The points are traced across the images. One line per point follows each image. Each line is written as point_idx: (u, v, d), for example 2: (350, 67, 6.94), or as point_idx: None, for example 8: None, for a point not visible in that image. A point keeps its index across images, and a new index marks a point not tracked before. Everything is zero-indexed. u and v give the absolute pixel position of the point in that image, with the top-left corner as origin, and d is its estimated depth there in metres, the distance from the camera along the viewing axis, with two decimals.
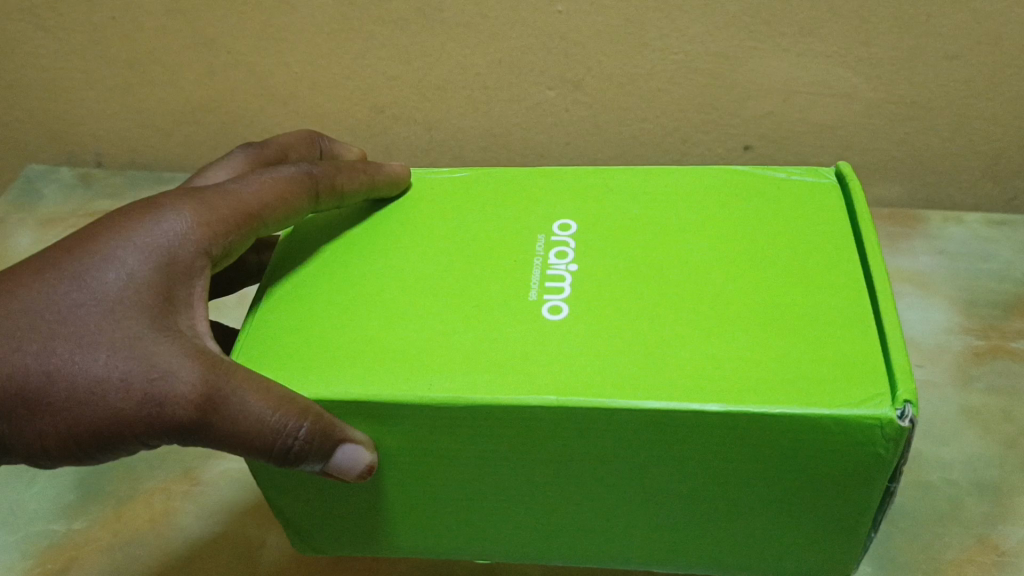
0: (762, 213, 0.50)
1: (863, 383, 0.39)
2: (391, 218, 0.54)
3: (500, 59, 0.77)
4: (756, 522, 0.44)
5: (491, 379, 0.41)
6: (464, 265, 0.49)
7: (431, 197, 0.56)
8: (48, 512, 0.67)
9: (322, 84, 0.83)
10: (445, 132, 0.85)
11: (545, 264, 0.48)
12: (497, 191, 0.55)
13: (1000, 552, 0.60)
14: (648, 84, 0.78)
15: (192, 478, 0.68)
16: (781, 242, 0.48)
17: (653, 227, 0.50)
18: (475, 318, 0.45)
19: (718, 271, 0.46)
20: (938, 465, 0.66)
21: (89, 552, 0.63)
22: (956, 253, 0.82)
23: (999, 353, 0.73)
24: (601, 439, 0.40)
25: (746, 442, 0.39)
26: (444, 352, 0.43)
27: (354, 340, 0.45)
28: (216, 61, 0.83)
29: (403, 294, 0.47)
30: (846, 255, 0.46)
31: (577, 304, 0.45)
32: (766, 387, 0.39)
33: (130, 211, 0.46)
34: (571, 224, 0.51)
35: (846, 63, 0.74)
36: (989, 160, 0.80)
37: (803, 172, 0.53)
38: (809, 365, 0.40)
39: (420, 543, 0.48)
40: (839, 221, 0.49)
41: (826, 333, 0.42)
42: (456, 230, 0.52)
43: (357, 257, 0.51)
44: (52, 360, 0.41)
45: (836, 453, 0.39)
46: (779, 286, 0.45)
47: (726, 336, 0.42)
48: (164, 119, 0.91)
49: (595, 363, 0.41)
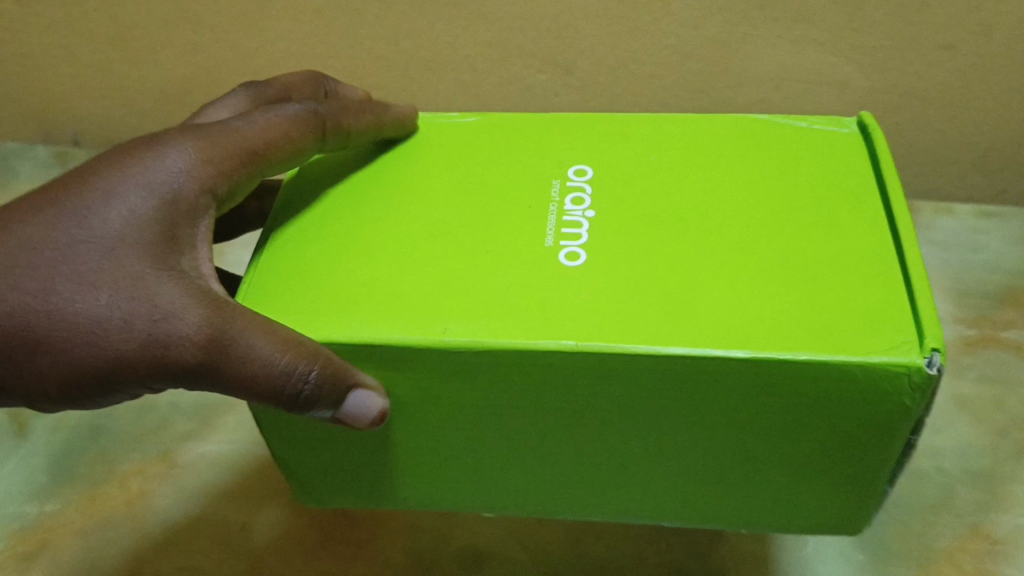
0: (799, 159, 0.46)
1: (899, 328, 0.36)
2: (402, 163, 0.48)
3: (489, 41, 0.76)
4: (795, 480, 0.40)
5: (508, 322, 0.37)
6: (472, 203, 0.45)
7: (438, 141, 0.50)
8: (18, 493, 0.62)
9: (306, 61, 0.80)
10: (434, 115, 0.83)
11: (560, 208, 0.44)
12: (509, 136, 0.49)
13: (992, 541, 0.58)
14: (638, 69, 0.77)
15: (171, 459, 0.64)
16: (809, 191, 0.43)
17: (674, 165, 0.46)
18: (486, 263, 0.41)
19: (750, 215, 0.42)
20: (929, 453, 0.64)
21: (63, 535, 0.59)
22: (947, 244, 0.80)
23: (990, 343, 0.71)
24: (621, 387, 0.37)
25: (801, 393, 0.36)
26: (455, 296, 0.39)
27: (351, 284, 0.40)
28: (200, 38, 0.81)
29: (401, 231, 0.43)
30: (866, 202, 0.42)
31: (596, 249, 0.41)
32: (831, 340, 0.35)
33: (131, 145, 0.42)
34: (587, 170, 0.46)
35: (838, 51, 0.74)
36: (979, 152, 0.80)
37: (823, 120, 0.48)
38: (843, 311, 0.37)
39: (427, 496, 0.44)
40: (858, 172, 0.44)
41: (891, 285, 0.38)
42: (463, 176, 0.47)
43: (366, 200, 0.46)
44: (50, 299, 0.38)
45: (865, 405, 0.36)
46: (809, 228, 0.41)
47: (772, 286, 0.38)
48: (148, 99, 0.87)
49: (616, 309, 0.37)
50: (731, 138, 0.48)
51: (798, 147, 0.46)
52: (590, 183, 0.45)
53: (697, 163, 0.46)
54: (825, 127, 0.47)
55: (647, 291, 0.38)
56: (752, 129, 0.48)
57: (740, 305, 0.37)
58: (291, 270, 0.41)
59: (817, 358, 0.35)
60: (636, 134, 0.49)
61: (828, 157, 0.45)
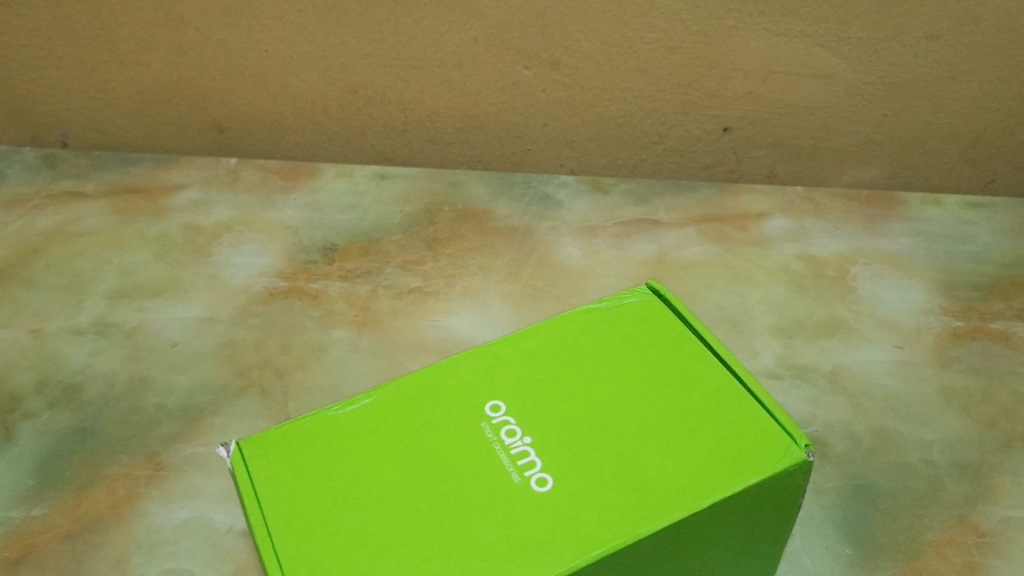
0: (645, 326, 0.56)
1: (778, 434, 0.49)
2: (334, 421, 0.51)
3: (475, 38, 0.76)
4: (739, 533, 0.49)
5: (552, 552, 0.44)
6: (428, 440, 0.50)
7: (351, 404, 0.52)
8: (3, 497, 0.61)
9: (293, 62, 0.80)
10: (420, 113, 0.83)
11: (501, 444, 0.50)
12: (422, 374, 0.54)
13: (980, 533, 0.58)
14: (626, 64, 0.77)
15: (157, 462, 0.63)
16: (675, 373, 0.53)
17: (561, 357, 0.55)
18: (479, 509, 0.47)
19: (657, 426, 0.50)
20: (917, 444, 0.63)
21: (48, 540, 0.58)
22: (935, 235, 0.79)
23: (979, 334, 0.71)
24: (639, 548, 0.45)
25: (750, 478, 0.47)
26: (479, 546, 0.45)
27: (376, 563, 0.44)
28: (185, 39, 0.80)
29: (384, 485, 0.48)
30: (696, 350, 0.54)
31: (555, 471, 0.48)
32: (746, 465, 0.47)
33: None
34: (499, 403, 0.52)
35: (823, 43, 0.74)
36: (967, 143, 0.80)
37: (619, 295, 0.58)
38: (748, 444, 0.48)
39: None
40: (677, 326, 0.55)
41: (741, 398, 0.51)
42: (401, 400, 0.52)
43: (328, 451, 0.50)
44: None
45: (789, 475, 0.48)
46: (684, 393, 0.52)
47: (704, 470, 0.47)
48: (132, 100, 0.86)
49: (611, 510, 0.46)
50: (588, 318, 0.57)
51: (630, 314, 0.57)
52: (511, 412, 0.52)
53: (590, 369, 0.54)
54: (630, 299, 0.58)
55: (612, 485, 0.47)
56: (587, 312, 0.57)
57: (678, 464, 0.48)
58: (313, 569, 0.44)
59: (748, 486, 0.47)
60: (517, 349, 0.55)
61: (655, 323, 0.56)
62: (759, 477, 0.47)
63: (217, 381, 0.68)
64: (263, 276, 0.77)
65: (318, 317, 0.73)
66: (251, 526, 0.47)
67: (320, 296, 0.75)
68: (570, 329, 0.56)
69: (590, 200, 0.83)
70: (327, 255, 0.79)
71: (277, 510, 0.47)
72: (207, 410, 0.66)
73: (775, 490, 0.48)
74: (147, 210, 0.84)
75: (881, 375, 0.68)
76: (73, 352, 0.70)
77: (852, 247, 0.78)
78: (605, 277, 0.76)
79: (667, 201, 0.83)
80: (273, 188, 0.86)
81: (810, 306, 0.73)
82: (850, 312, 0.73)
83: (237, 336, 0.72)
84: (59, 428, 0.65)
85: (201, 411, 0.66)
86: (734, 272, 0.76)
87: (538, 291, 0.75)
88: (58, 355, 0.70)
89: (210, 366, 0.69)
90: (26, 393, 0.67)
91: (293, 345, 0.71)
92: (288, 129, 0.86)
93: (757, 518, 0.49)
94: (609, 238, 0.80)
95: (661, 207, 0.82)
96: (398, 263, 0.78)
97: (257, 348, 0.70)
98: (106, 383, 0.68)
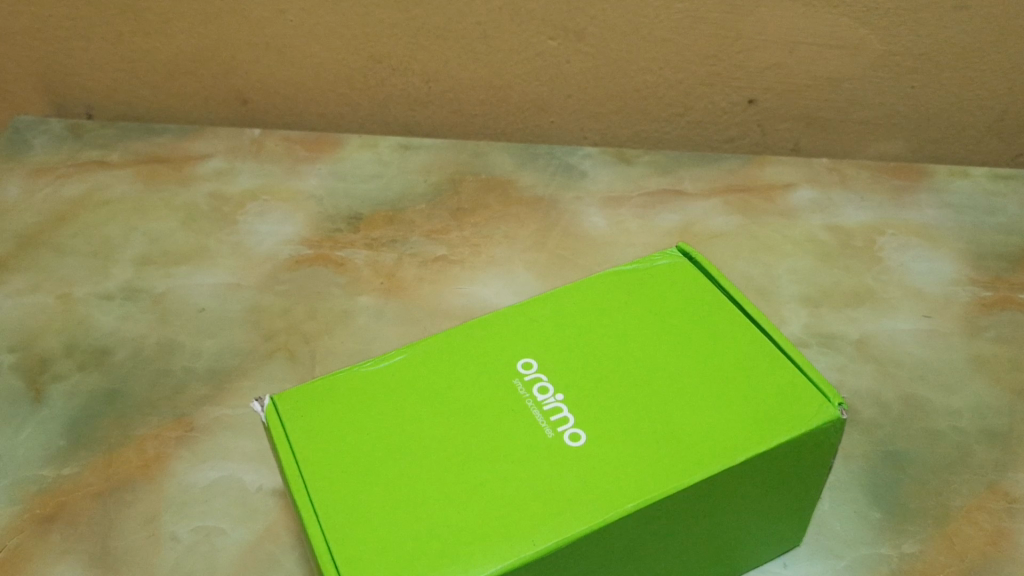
0: (676, 288, 0.55)
1: (811, 392, 0.49)
2: (367, 379, 0.51)
3: (500, 7, 0.76)
4: (771, 490, 0.49)
5: (585, 505, 0.45)
6: (460, 396, 0.50)
7: (384, 362, 0.52)
8: (35, 457, 0.61)
9: (317, 32, 0.80)
10: (444, 84, 0.82)
11: (534, 401, 0.50)
12: (453, 334, 0.54)
13: (1010, 499, 0.58)
14: (651, 33, 0.76)
15: (186, 424, 0.63)
16: (708, 333, 0.53)
17: (593, 318, 0.54)
18: (512, 463, 0.47)
19: (688, 384, 0.50)
20: (946, 412, 0.63)
21: (79, 498, 0.59)
22: (962, 206, 0.79)
23: (1008, 304, 0.70)
24: (673, 502, 0.45)
25: (785, 434, 0.47)
26: (514, 498, 0.45)
27: (410, 515, 0.45)
28: (209, 9, 0.80)
29: (418, 440, 0.48)
30: (726, 310, 0.54)
31: (588, 427, 0.48)
32: (779, 422, 0.47)
33: None
34: (531, 361, 0.52)
35: (851, 13, 0.74)
36: (994, 115, 0.80)
37: (651, 257, 0.58)
38: (782, 401, 0.48)
39: None
40: (708, 288, 0.55)
41: (773, 358, 0.51)
42: (433, 358, 0.52)
43: (362, 407, 0.50)
44: None
45: (822, 434, 0.47)
46: (717, 353, 0.51)
47: (738, 427, 0.47)
48: (157, 71, 0.86)
49: (644, 464, 0.46)
50: (618, 281, 0.57)
51: (662, 276, 0.57)
52: (543, 370, 0.52)
53: (622, 329, 0.54)
54: (661, 260, 0.58)
55: (645, 440, 0.47)
56: (617, 274, 0.57)
57: (712, 420, 0.48)
58: (349, 520, 0.44)
59: (782, 442, 0.47)
60: (549, 309, 0.55)
61: (686, 284, 0.56)
62: (792, 434, 0.47)
63: (244, 345, 0.68)
64: (289, 243, 0.77)
65: (344, 284, 0.73)
66: (287, 479, 0.47)
67: (346, 263, 0.75)
68: (600, 289, 0.56)
69: (614, 170, 0.83)
70: (352, 223, 0.79)
71: (311, 464, 0.47)
72: (235, 373, 0.66)
73: (808, 447, 0.48)
74: (171, 178, 0.84)
75: (909, 343, 0.68)
76: (101, 317, 0.71)
77: (877, 218, 0.78)
78: (630, 246, 0.76)
79: (692, 172, 0.83)
80: (297, 157, 0.86)
81: (836, 276, 0.73)
82: (878, 281, 0.72)
83: (263, 302, 0.72)
84: (88, 390, 0.65)
85: (229, 375, 0.66)
86: (759, 241, 0.76)
87: (564, 260, 0.75)
88: (86, 320, 0.71)
89: (237, 331, 0.70)
90: (55, 356, 0.68)
91: (320, 310, 0.71)
92: (312, 99, 0.86)
93: (789, 475, 0.49)
94: (633, 208, 0.80)
95: (686, 177, 0.82)
96: (422, 232, 0.78)
97: (284, 313, 0.71)
98: (135, 347, 0.69)
